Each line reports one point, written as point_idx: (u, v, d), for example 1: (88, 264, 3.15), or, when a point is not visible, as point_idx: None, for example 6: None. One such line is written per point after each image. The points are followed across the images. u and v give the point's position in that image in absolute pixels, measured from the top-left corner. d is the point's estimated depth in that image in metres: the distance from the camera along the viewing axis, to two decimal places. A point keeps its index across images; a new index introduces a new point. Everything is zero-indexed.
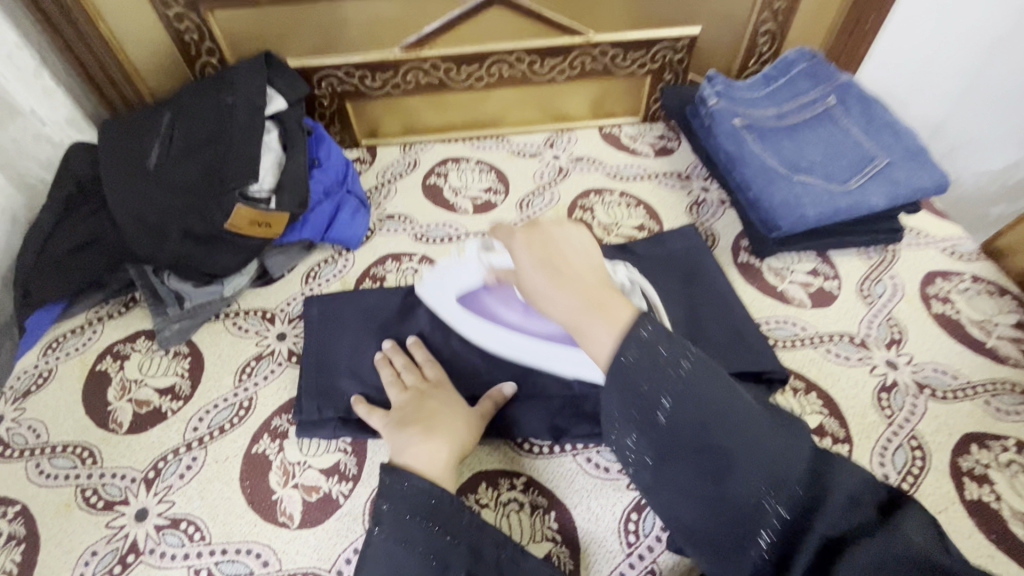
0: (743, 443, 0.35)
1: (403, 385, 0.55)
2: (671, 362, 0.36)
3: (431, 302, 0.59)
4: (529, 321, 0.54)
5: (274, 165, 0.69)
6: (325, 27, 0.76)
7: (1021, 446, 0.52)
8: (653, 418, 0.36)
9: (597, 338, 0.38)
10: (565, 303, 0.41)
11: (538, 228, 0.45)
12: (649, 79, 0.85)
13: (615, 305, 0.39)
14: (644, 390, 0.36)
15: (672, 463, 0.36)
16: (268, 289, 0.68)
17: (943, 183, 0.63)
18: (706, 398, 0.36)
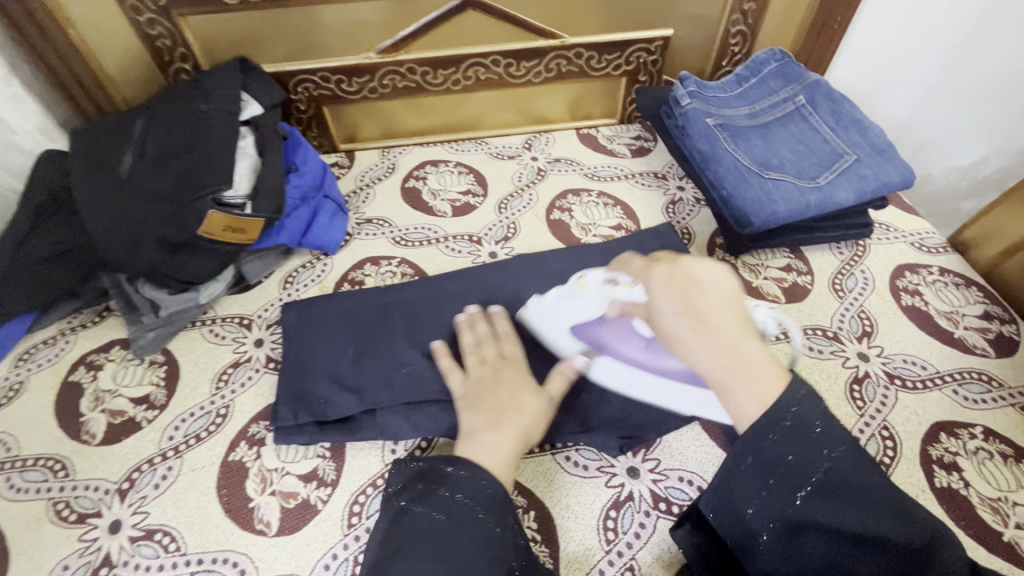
0: (879, 525, 0.36)
1: (481, 356, 0.55)
2: (818, 446, 0.38)
3: (541, 324, 0.58)
4: (650, 360, 0.50)
5: (250, 170, 0.68)
6: (300, 31, 0.75)
7: (987, 434, 0.53)
8: (794, 494, 0.38)
9: (741, 401, 0.39)
10: (709, 360, 0.41)
11: (681, 270, 0.43)
12: (624, 80, 0.87)
13: (761, 371, 0.39)
14: (790, 465, 0.38)
15: (808, 542, 0.37)
16: (245, 295, 0.68)
17: (908, 178, 0.65)
18: (853, 486, 0.37)
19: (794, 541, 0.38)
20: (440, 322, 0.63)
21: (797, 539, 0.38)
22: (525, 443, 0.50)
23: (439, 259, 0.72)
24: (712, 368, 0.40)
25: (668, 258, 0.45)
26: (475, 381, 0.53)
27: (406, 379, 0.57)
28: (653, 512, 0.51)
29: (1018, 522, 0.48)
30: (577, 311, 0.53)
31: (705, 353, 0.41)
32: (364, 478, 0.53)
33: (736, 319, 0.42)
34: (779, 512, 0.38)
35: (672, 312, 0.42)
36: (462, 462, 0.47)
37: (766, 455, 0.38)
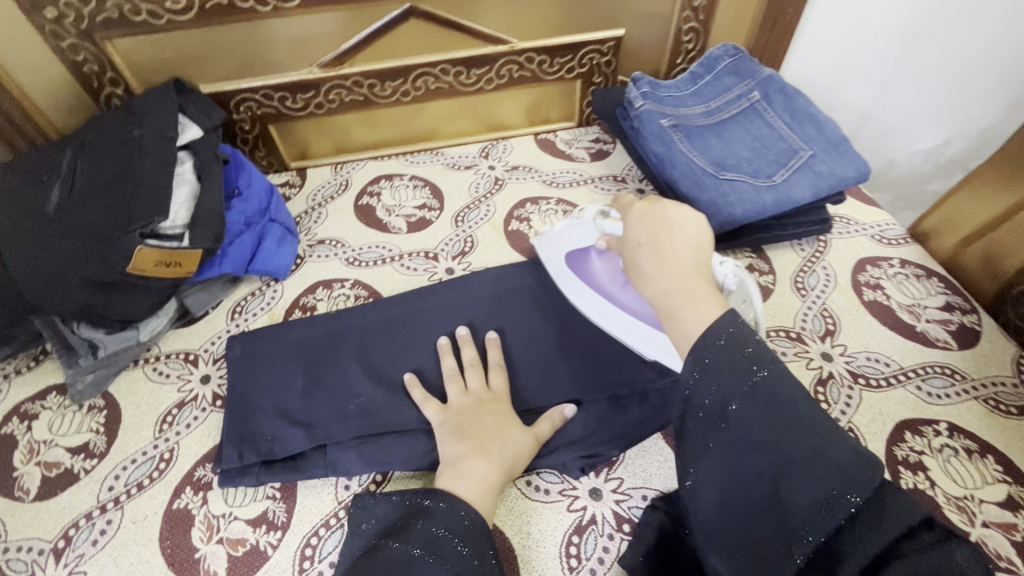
0: (800, 440, 0.35)
1: (466, 386, 0.56)
2: (750, 364, 0.37)
3: (542, 253, 0.65)
4: (620, 292, 0.58)
5: (189, 198, 0.65)
6: (235, 49, 0.72)
7: (952, 430, 0.53)
8: (725, 411, 0.37)
9: (682, 322, 0.42)
10: (661, 283, 0.45)
11: (658, 209, 0.50)
12: (579, 83, 0.85)
13: (703, 298, 0.43)
14: (721, 382, 0.38)
15: (738, 458, 0.36)
16: (191, 328, 0.65)
17: (864, 171, 0.64)
18: (784, 401, 0.36)
19: (727, 459, 0.37)
20: (394, 346, 0.60)
21: (728, 456, 0.37)
22: (481, 473, 0.48)
23: (393, 279, 0.69)
24: (659, 290, 0.45)
25: (648, 200, 0.52)
26: (456, 409, 0.53)
27: (359, 411, 0.55)
28: (617, 535, 0.49)
29: (985, 520, 0.47)
30: (576, 240, 0.62)
31: (659, 279, 0.46)
32: (316, 519, 0.50)
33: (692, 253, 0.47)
34: (712, 431, 0.38)
35: (638, 244, 0.49)
36: (444, 496, 0.47)
37: (699, 375, 0.39)
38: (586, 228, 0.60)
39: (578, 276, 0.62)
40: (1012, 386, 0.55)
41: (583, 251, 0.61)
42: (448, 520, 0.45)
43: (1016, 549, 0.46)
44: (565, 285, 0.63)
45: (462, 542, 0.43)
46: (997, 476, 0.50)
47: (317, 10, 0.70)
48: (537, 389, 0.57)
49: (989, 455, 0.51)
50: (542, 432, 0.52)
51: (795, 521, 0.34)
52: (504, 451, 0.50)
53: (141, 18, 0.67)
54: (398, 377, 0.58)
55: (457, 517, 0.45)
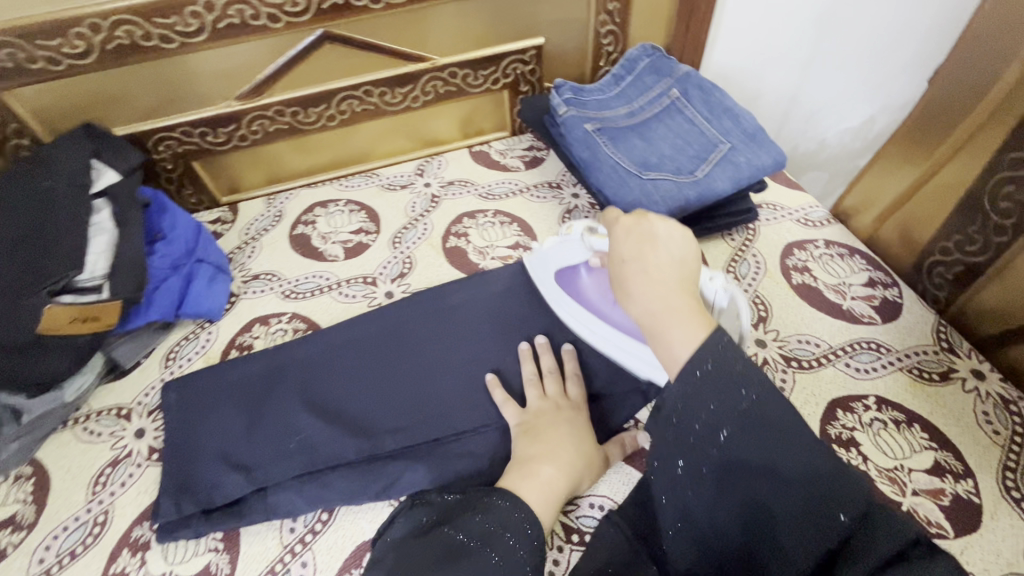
0: (791, 461, 0.35)
1: (544, 390, 0.56)
2: (739, 387, 0.37)
3: (533, 271, 0.65)
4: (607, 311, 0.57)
5: (108, 247, 0.62)
6: (147, 89, 0.70)
7: (880, 403, 0.55)
8: (718, 436, 0.37)
9: (670, 342, 0.40)
10: (648, 302, 0.43)
11: (646, 225, 0.48)
12: (506, 93, 0.86)
13: (692, 319, 0.41)
14: (712, 409, 0.37)
15: (734, 479, 0.36)
16: (122, 382, 0.63)
17: (780, 159, 0.65)
18: (776, 423, 0.36)
19: (721, 480, 0.37)
20: (333, 377, 0.59)
21: (723, 477, 0.37)
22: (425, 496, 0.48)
23: (332, 308, 0.68)
24: (646, 309, 0.43)
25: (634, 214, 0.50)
26: None
27: (301, 449, 0.54)
28: (567, 545, 0.49)
29: (915, 488, 0.49)
30: (565, 257, 0.61)
31: (647, 296, 0.44)
32: (261, 567, 0.49)
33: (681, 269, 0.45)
34: (705, 455, 0.37)
35: (623, 259, 0.47)
36: (482, 505, 0.47)
37: (689, 402, 0.37)
38: (574, 243, 0.60)
39: (566, 294, 0.61)
40: (933, 353, 0.58)
41: (571, 268, 0.61)
42: (500, 517, 0.45)
43: (944, 513, 0.48)
44: (551, 300, 0.62)
45: (512, 535, 0.44)
46: (924, 444, 0.51)
47: (229, 42, 0.68)
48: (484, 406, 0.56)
49: (915, 423, 0.53)
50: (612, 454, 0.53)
51: (784, 534, 0.35)
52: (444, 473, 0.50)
53: (39, 66, 0.64)
54: (339, 408, 0.57)
55: (507, 515, 0.46)
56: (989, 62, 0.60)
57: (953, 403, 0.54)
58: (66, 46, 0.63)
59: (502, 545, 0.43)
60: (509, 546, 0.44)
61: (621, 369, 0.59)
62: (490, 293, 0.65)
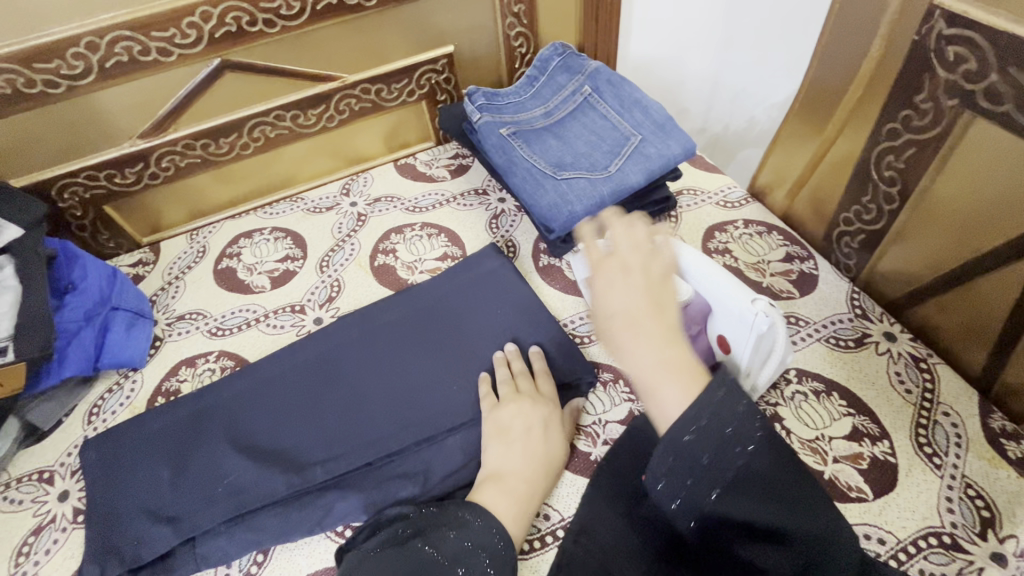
0: (786, 520, 0.37)
1: (517, 388, 0.55)
2: (733, 448, 0.37)
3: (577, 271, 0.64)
4: None
5: (13, 304, 0.59)
6: (43, 136, 0.67)
7: (800, 375, 0.56)
8: (709, 496, 0.38)
9: (663, 400, 0.39)
10: (640, 356, 0.42)
11: (628, 272, 0.47)
12: (424, 103, 0.85)
13: (689, 376, 0.40)
14: (707, 466, 0.37)
15: (723, 531, 0.38)
16: (43, 445, 0.60)
17: (690, 147, 0.66)
18: (769, 481, 0.37)
19: (706, 527, 0.39)
20: (261, 413, 0.58)
21: (710, 527, 0.39)
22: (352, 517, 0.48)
23: (259, 342, 0.67)
24: (637, 363, 0.42)
25: (615, 260, 0.49)
26: None
27: (228, 493, 0.52)
28: None
29: (835, 455, 0.50)
30: None
31: (637, 351, 0.42)
32: None
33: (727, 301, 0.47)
34: (693, 509, 0.39)
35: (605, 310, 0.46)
36: (447, 519, 0.47)
37: (684, 457, 0.37)
38: None
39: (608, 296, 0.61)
40: (849, 321, 0.59)
41: None
42: (469, 534, 0.46)
43: (863, 477, 0.49)
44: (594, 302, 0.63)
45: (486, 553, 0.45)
46: (843, 410, 0.53)
47: (120, 81, 0.66)
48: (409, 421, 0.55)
49: (834, 391, 0.54)
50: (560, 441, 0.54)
51: None
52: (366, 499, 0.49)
53: None
54: (267, 446, 0.55)
55: (476, 534, 0.46)
56: (837, 39, 0.60)
57: (868, 366, 0.56)
58: None
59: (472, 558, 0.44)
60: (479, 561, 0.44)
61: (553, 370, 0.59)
62: (419, 307, 0.65)
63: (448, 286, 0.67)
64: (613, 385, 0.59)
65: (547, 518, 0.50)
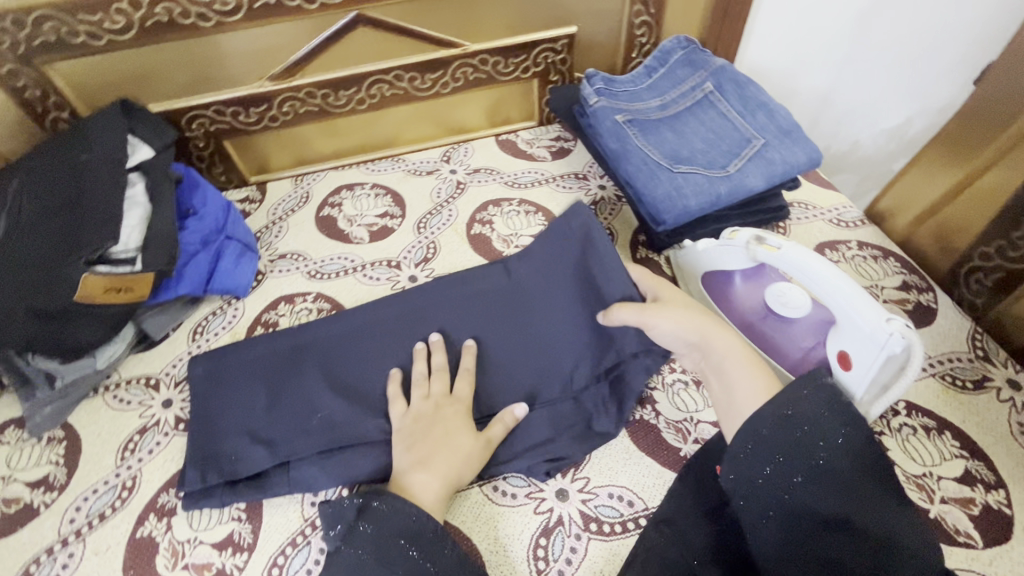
0: (864, 514, 0.39)
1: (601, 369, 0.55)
2: (812, 439, 0.41)
3: (683, 269, 0.64)
4: (762, 326, 0.55)
5: (142, 220, 0.64)
6: (182, 67, 0.71)
7: (910, 408, 0.53)
8: (788, 482, 0.41)
9: (747, 378, 0.49)
10: (725, 345, 0.51)
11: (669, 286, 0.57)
12: (536, 82, 0.85)
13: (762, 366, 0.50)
14: (781, 454, 0.42)
15: (804, 526, 0.40)
16: (151, 352, 0.64)
17: (815, 157, 0.64)
18: (845, 478, 0.40)
19: (787, 522, 0.41)
20: (355, 357, 0.59)
21: (791, 522, 0.41)
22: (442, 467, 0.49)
23: (356, 290, 0.69)
24: (729, 347, 0.50)
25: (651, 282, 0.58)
26: (416, 417, 0.53)
27: (322, 426, 0.54)
28: (584, 534, 0.48)
29: (944, 496, 0.48)
30: (725, 259, 0.57)
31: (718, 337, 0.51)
32: (283, 537, 0.50)
33: (854, 317, 0.45)
34: (768, 498, 0.42)
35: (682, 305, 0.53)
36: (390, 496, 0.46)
37: (762, 447, 0.43)
38: (736, 251, 0.55)
39: (713, 297, 0.60)
40: (968, 361, 0.56)
41: (726, 272, 0.58)
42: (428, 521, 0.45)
43: (973, 523, 0.46)
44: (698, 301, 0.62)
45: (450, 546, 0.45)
46: (955, 452, 0.50)
47: (264, 23, 0.69)
48: (500, 389, 0.56)
49: (947, 431, 0.52)
50: (495, 436, 0.52)
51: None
52: (448, 464, 0.49)
53: (80, 40, 0.65)
54: (360, 389, 0.57)
55: (404, 518, 0.45)
56: None
57: (985, 411, 0.53)
58: (107, 21, 0.64)
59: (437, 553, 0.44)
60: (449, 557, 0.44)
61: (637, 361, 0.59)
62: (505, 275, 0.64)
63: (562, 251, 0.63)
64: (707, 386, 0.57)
65: (630, 505, 0.50)
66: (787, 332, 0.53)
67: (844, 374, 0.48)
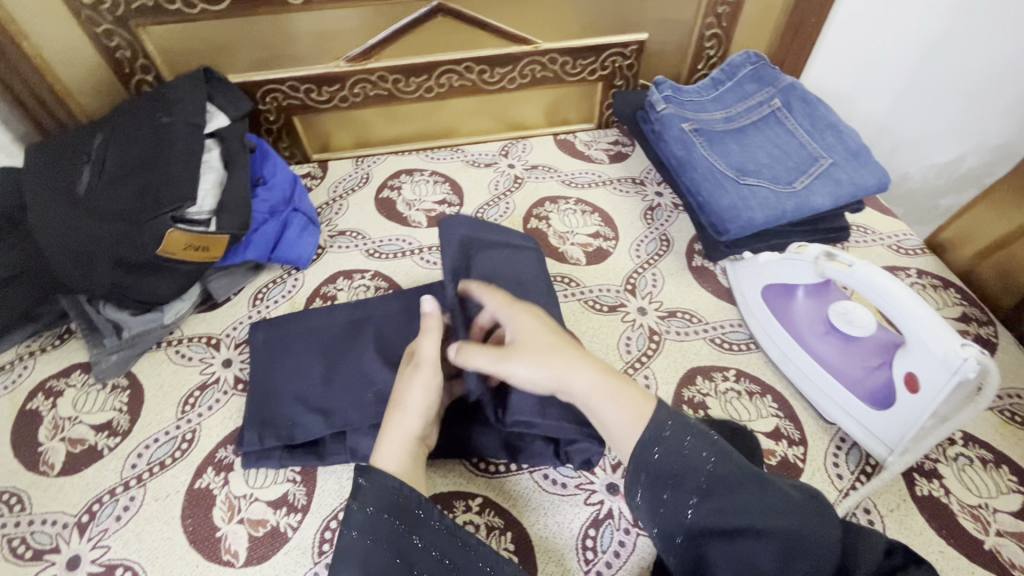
0: (766, 515, 0.37)
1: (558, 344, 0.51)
2: (698, 453, 0.40)
3: (736, 282, 0.65)
4: (820, 342, 0.56)
5: (215, 185, 0.65)
6: (263, 42, 0.73)
7: (967, 438, 0.53)
8: (687, 503, 0.39)
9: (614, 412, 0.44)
10: (587, 380, 0.46)
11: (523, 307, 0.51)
12: (601, 85, 0.86)
13: (629, 389, 0.45)
14: (675, 468, 0.40)
15: (716, 543, 0.38)
16: (213, 313, 0.67)
17: (884, 181, 0.64)
18: (737, 478, 0.39)
19: (700, 545, 0.39)
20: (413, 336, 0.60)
21: (703, 542, 0.38)
22: (398, 435, 0.47)
23: (413, 272, 0.70)
24: (587, 385, 0.46)
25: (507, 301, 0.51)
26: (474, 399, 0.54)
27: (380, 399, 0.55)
28: (633, 529, 0.49)
29: (1000, 529, 0.48)
30: (791, 272, 0.58)
31: (575, 373, 0.46)
32: (336, 502, 0.51)
33: (924, 339, 0.46)
34: (673, 530, 0.40)
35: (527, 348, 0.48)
36: (375, 472, 0.43)
37: (653, 470, 0.41)
38: (805, 265, 0.56)
39: (770, 310, 0.60)
40: None
41: (789, 285, 0.59)
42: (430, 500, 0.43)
43: None
44: (749, 311, 0.62)
45: (438, 519, 0.42)
46: (1012, 486, 0.50)
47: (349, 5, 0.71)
48: None
49: (1004, 465, 0.51)
50: None
51: None
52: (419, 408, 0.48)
53: (176, 7, 0.67)
54: None
55: (391, 492, 0.42)
56: None
57: None
58: None
59: (434, 535, 0.41)
60: (454, 543, 0.42)
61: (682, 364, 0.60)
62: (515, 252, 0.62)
63: (455, 264, 0.58)
64: (761, 398, 0.57)
65: None
66: (847, 350, 0.54)
67: (908, 396, 0.48)
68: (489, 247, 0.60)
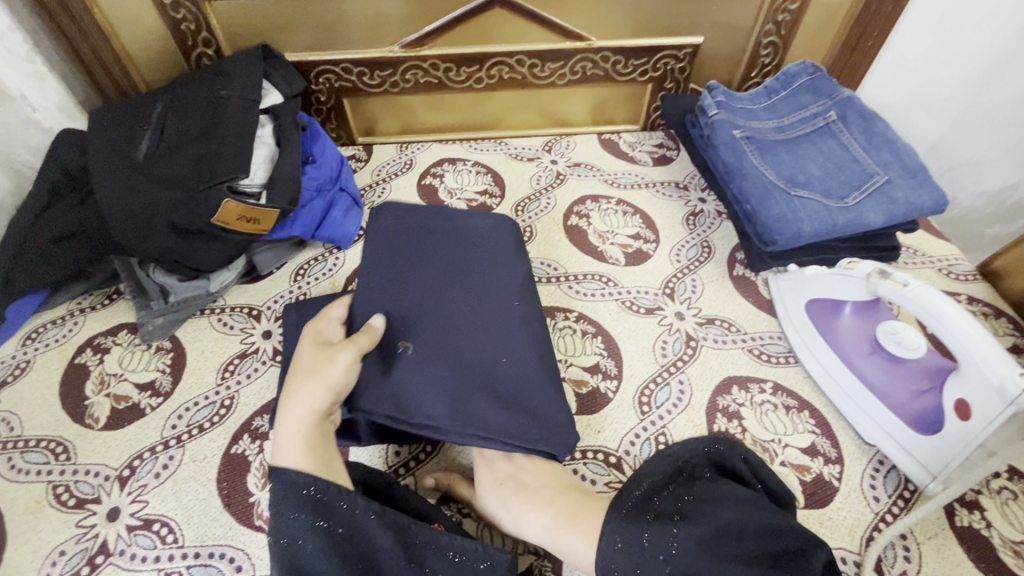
0: None
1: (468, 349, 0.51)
2: (659, 548, 0.42)
3: (777, 296, 0.65)
4: (864, 362, 0.55)
5: (267, 160, 0.66)
6: (323, 22, 0.74)
7: (1013, 473, 0.51)
8: None
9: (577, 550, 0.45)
10: (539, 521, 0.47)
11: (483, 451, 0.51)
12: (650, 87, 0.85)
13: (589, 513, 0.46)
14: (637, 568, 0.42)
15: None
16: (256, 285, 0.68)
17: (941, 203, 0.62)
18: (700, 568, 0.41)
19: None
20: None
21: None
22: (298, 413, 0.46)
23: None
24: (540, 528, 0.47)
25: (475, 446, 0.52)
26: None
27: None
28: None
29: None
30: (839, 289, 0.57)
31: (530, 516, 0.47)
32: None
33: (980, 366, 0.45)
34: None
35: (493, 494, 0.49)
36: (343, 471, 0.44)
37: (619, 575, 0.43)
38: (856, 283, 0.55)
39: (814, 325, 0.59)
40: None
41: (835, 301, 0.58)
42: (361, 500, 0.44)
43: None
44: (790, 326, 0.62)
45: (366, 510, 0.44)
46: None
47: None
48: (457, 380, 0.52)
49: None
50: None
51: None
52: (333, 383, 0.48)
53: None
54: None
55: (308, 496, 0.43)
56: None
57: None
58: None
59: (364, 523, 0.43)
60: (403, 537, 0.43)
61: (718, 371, 0.59)
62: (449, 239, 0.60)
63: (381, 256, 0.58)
64: (798, 413, 0.56)
65: None
66: (892, 373, 0.53)
67: (957, 423, 0.47)
68: (424, 236, 0.60)
